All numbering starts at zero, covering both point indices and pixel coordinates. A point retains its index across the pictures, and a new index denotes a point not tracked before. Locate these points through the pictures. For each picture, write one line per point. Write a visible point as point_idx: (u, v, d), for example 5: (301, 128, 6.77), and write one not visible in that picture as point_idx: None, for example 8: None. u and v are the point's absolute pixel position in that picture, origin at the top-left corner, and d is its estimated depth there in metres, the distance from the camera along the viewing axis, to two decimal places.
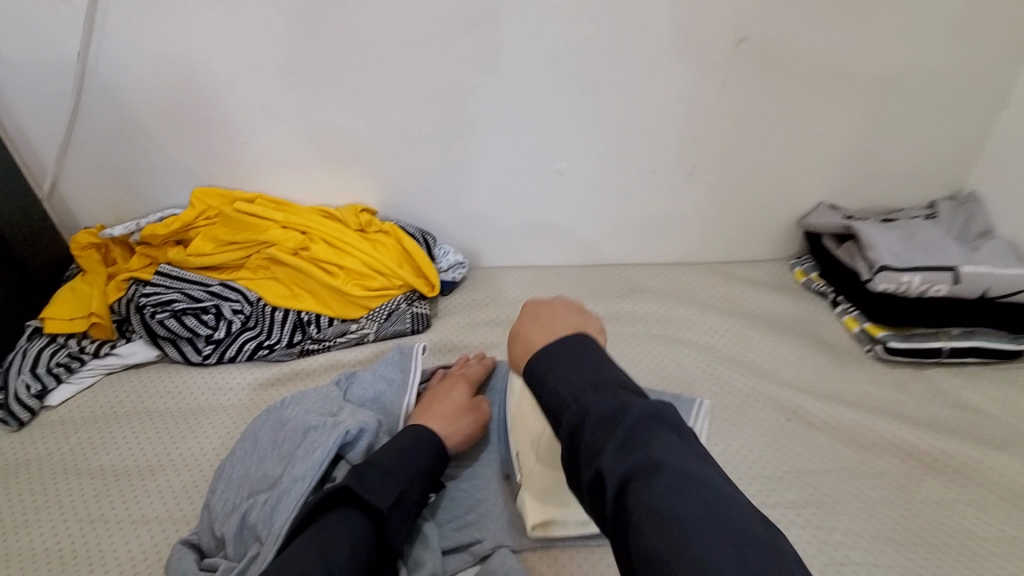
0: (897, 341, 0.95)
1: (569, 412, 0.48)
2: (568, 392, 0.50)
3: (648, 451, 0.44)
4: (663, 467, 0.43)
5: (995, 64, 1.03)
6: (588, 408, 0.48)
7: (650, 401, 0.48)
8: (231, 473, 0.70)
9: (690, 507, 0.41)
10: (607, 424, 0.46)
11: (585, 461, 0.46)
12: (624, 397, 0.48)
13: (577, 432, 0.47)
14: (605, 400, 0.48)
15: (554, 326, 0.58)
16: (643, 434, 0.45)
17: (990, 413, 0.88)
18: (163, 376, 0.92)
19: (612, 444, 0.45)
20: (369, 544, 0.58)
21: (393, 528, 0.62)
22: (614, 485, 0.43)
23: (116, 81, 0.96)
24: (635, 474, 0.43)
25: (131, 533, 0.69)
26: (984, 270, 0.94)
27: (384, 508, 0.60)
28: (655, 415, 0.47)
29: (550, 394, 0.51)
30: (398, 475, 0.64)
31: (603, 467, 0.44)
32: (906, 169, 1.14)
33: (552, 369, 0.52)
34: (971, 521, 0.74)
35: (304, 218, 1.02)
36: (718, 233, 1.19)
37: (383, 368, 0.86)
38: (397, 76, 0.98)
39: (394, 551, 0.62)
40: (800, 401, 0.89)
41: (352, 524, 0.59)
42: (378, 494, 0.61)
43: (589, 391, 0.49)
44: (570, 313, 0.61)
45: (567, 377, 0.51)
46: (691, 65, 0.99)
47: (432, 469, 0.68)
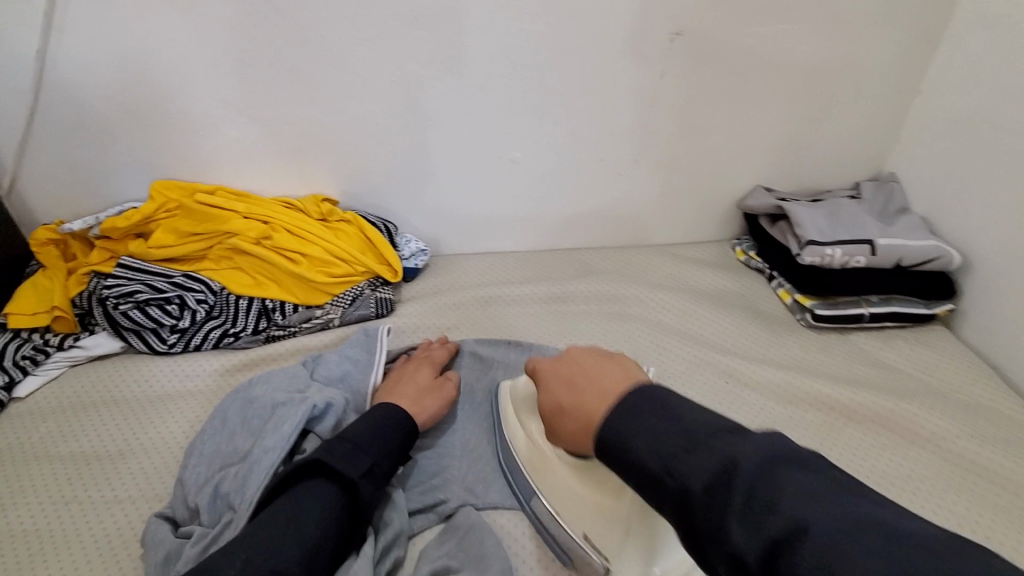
0: (823, 309, 1.04)
1: (667, 486, 0.47)
2: (658, 462, 0.48)
3: (781, 512, 0.41)
4: (805, 526, 0.40)
5: (906, 57, 1.14)
6: (686, 479, 0.46)
7: (754, 439, 0.46)
8: (202, 449, 0.73)
9: (850, 563, 0.37)
10: (721, 487, 0.44)
11: (708, 536, 0.43)
12: (721, 447, 0.46)
13: (684, 505, 0.45)
14: (701, 463, 0.46)
15: (606, 385, 0.59)
16: (763, 485, 0.42)
17: (903, 369, 0.99)
18: (129, 367, 0.93)
19: (734, 509, 0.42)
20: (338, 509, 0.62)
21: (365, 496, 0.65)
22: (757, 563, 0.40)
23: (72, 76, 0.97)
24: (778, 545, 0.40)
25: (106, 511, 0.72)
26: (897, 243, 1.05)
27: (355, 477, 0.64)
28: (767, 458, 0.44)
29: (637, 466, 0.50)
30: (368, 447, 0.68)
31: (733, 544, 0.41)
32: (833, 153, 1.24)
33: (626, 439, 0.51)
34: (885, 463, 0.84)
35: (265, 208, 1.05)
36: (666, 216, 1.27)
37: (348, 348, 0.90)
38: (354, 70, 1.02)
39: (366, 517, 0.65)
40: (738, 366, 0.98)
41: (322, 492, 0.62)
42: (349, 465, 0.65)
43: (681, 454, 0.47)
44: (615, 364, 0.63)
45: (649, 442, 0.49)
46: (634, 57, 1.06)
47: (400, 443, 0.72)
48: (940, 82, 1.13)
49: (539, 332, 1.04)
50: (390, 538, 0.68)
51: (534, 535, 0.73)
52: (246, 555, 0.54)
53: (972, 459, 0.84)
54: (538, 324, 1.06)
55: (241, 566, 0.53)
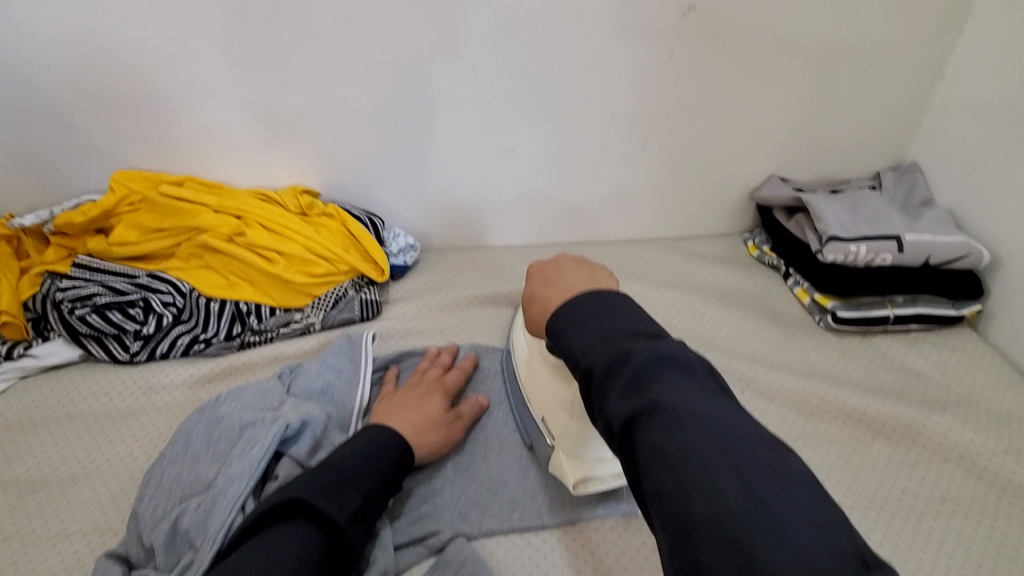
0: (845, 311, 0.97)
1: (581, 367, 0.49)
2: (580, 347, 0.50)
3: (650, 392, 0.43)
4: (660, 405, 0.42)
5: (934, 35, 1.05)
6: (591, 361, 0.48)
7: (658, 342, 0.47)
8: (161, 477, 0.64)
9: (687, 440, 0.40)
10: (613, 370, 0.46)
11: (598, 411, 0.46)
12: (631, 343, 0.47)
13: (586, 386, 0.48)
14: (607, 351, 0.48)
15: (570, 283, 0.60)
16: (648, 374, 0.44)
17: (930, 376, 0.91)
18: (88, 378, 0.84)
19: (616, 389, 0.45)
20: (321, 559, 0.55)
21: (351, 541, 0.57)
22: (621, 428, 0.43)
23: (19, 54, 0.88)
24: (637, 416, 0.43)
25: (52, 548, 0.64)
26: (925, 239, 0.97)
27: (342, 521, 0.57)
28: (659, 357, 0.45)
29: (567, 351, 0.51)
30: (360, 483, 0.60)
31: (609, 414, 0.44)
32: (851, 140, 1.16)
33: (567, 330, 0.52)
34: (914, 482, 0.77)
35: (238, 202, 0.96)
36: (672, 208, 1.18)
37: (330, 358, 0.82)
38: (333, 47, 0.92)
39: (351, 563, 0.58)
40: (753, 372, 0.90)
41: (305, 538, 0.54)
42: (335, 504, 0.57)
43: (596, 345, 0.49)
44: (582, 269, 0.63)
45: (581, 334, 0.51)
46: (641, 35, 0.97)
47: (394, 474, 0.64)
48: (971, 63, 1.04)
49: None
50: None
51: (534, 569, 0.65)
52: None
53: (1009, 478, 0.77)
54: None
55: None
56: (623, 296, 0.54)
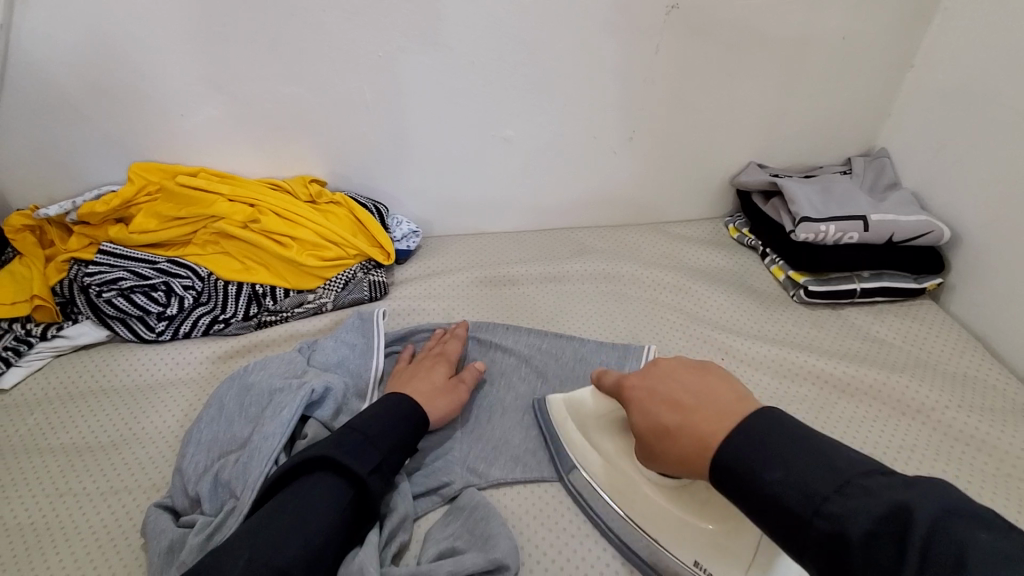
0: (816, 286, 1.05)
1: (818, 529, 0.45)
2: (804, 502, 0.46)
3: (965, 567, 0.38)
4: (911, 508, 0.42)
5: (896, 30, 1.13)
6: (845, 523, 0.43)
7: (920, 487, 0.43)
8: (199, 438, 0.71)
9: (959, 557, 0.39)
10: (890, 538, 0.41)
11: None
12: (883, 493, 0.44)
13: (838, 550, 0.43)
14: (856, 509, 0.44)
15: (723, 406, 0.55)
16: (937, 538, 0.40)
17: (894, 343, 1.00)
18: (116, 356, 0.90)
19: (909, 565, 0.40)
20: (348, 506, 0.61)
21: (373, 490, 0.64)
22: (858, 543, 0.42)
23: (42, 53, 0.93)
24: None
25: (102, 503, 0.70)
26: (889, 218, 1.05)
27: (363, 473, 0.63)
28: (943, 513, 0.41)
29: (771, 508, 0.48)
30: (378, 440, 0.67)
31: (846, 529, 0.43)
32: (824, 128, 1.24)
33: (761, 468, 0.49)
34: (877, 434, 0.85)
35: (251, 191, 1.02)
36: (657, 194, 1.26)
37: (344, 334, 0.88)
38: (341, 44, 0.98)
39: (373, 510, 0.65)
40: (733, 342, 0.98)
41: (331, 487, 0.61)
42: (355, 459, 0.64)
43: (818, 479, 0.46)
44: (716, 380, 0.59)
45: (783, 477, 0.48)
46: (628, 31, 1.04)
47: (410, 434, 0.71)
48: (932, 56, 1.13)
49: (538, 315, 1.03)
50: (396, 521, 0.68)
51: (538, 513, 0.73)
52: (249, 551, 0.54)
53: (961, 429, 0.86)
54: (536, 305, 1.05)
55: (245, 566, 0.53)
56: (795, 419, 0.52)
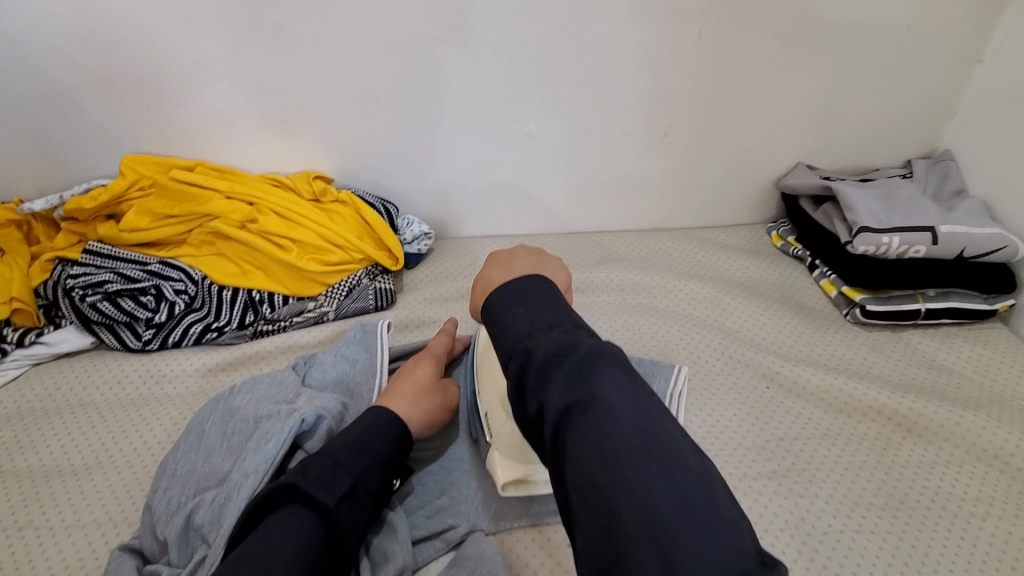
0: (874, 304, 0.93)
1: (514, 362, 0.45)
2: (523, 330, 0.46)
3: (592, 389, 0.41)
4: (606, 407, 0.40)
5: (971, 17, 1.00)
6: (536, 344, 0.44)
7: (613, 377, 0.42)
8: (175, 470, 0.63)
9: (622, 458, 0.38)
10: (551, 365, 0.42)
11: (531, 393, 0.43)
12: (597, 385, 0.41)
13: (521, 369, 0.44)
14: (552, 339, 0.44)
15: (511, 269, 0.55)
16: (591, 366, 0.42)
17: (963, 373, 0.88)
18: (99, 365, 0.83)
19: (557, 380, 0.42)
20: (314, 544, 0.52)
21: (343, 521, 0.55)
22: (552, 422, 0.41)
23: (27, 36, 0.85)
24: (575, 414, 0.40)
25: (65, 539, 0.63)
26: (961, 230, 0.93)
27: (329, 502, 0.54)
28: (602, 352, 0.43)
29: (502, 333, 0.47)
30: (349, 461, 0.58)
31: (544, 401, 0.41)
32: (882, 127, 1.11)
33: (510, 305, 0.48)
34: (948, 482, 0.74)
35: (250, 187, 0.94)
36: (691, 197, 1.15)
37: (344, 347, 0.79)
38: (348, 28, 0.89)
39: (349, 545, 0.56)
40: (778, 367, 0.87)
41: (292, 521, 0.53)
42: (323, 486, 0.55)
43: (545, 330, 0.45)
44: (533, 262, 0.57)
45: (524, 316, 0.47)
46: (666, 16, 0.93)
47: (392, 453, 0.62)
48: (1013, 46, 0.99)
49: None
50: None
51: (554, 567, 0.64)
52: None
53: None
54: None
55: None
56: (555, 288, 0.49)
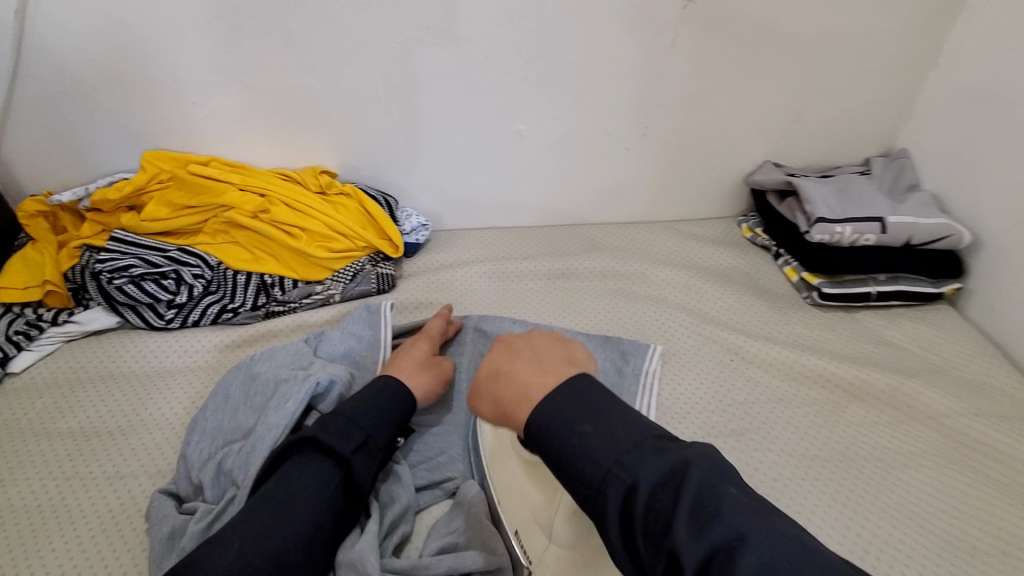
0: (830, 287, 1.03)
1: (610, 497, 0.45)
2: (609, 455, 0.46)
3: (723, 521, 0.41)
4: (743, 535, 0.40)
5: (920, 28, 1.10)
6: (636, 474, 0.45)
7: (730, 496, 0.43)
8: (204, 425, 0.71)
9: None
10: (668, 493, 0.43)
11: (651, 544, 0.42)
12: (731, 515, 0.41)
13: (628, 504, 0.44)
14: (650, 462, 0.45)
15: (547, 366, 0.56)
16: (709, 495, 0.43)
17: (908, 348, 0.98)
18: (126, 342, 0.91)
19: (682, 516, 0.42)
20: (332, 485, 0.61)
21: (359, 472, 0.63)
22: (693, 571, 0.40)
23: (57, 40, 0.93)
24: (715, 554, 0.40)
25: (107, 489, 0.71)
26: (908, 221, 1.03)
27: (346, 453, 0.62)
28: (714, 471, 0.44)
29: (581, 455, 0.47)
30: (362, 420, 0.66)
31: (676, 545, 0.40)
32: (842, 127, 1.21)
33: (576, 422, 0.49)
34: (889, 440, 0.83)
35: (262, 180, 1.03)
36: (668, 190, 1.24)
37: (351, 324, 0.88)
38: (353, 34, 0.97)
39: (365, 492, 0.64)
40: (743, 342, 0.97)
41: (314, 466, 0.61)
42: (341, 439, 0.63)
43: (631, 451, 0.46)
44: (558, 352, 0.59)
45: (596, 431, 0.48)
46: (643, 25, 1.02)
47: (399, 413, 0.70)
48: (957, 54, 1.10)
49: (545, 311, 1.02)
50: (396, 514, 0.68)
51: None
52: (243, 538, 0.54)
53: (976, 438, 0.83)
54: (543, 300, 1.04)
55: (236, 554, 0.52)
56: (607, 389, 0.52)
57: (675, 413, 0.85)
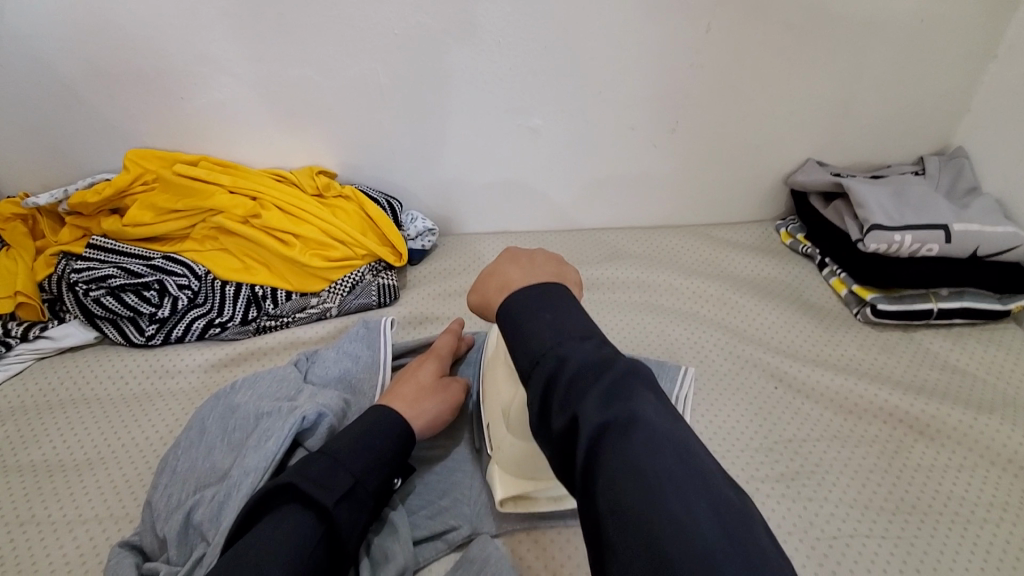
0: (886, 304, 0.92)
1: (541, 369, 0.44)
2: (553, 338, 0.46)
3: (628, 405, 0.40)
4: (641, 422, 0.39)
5: (988, 11, 0.97)
6: (568, 355, 0.44)
7: (646, 395, 0.42)
8: (177, 466, 0.63)
9: (666, 482, 0.37)
10: (589, 376, 0.42)
11: (559, 409, 0.42)
12: (638, 405, 0.41)
13: (552, 378, 0.43)
14: (587, 349, 0.44)
15: (536, 272, 0.54)
16: (625, 386, 0.42)
17: (976, 375, 0.86)
18: (103, 361, 0.83)
19: (594, 392, 0.41)
20: (311, 546, 0.51)
21: (343, 524, 0.54)
22: (587, 439, 0.39)
23: (31, 30, 0.85)
24: (609, 428, 0.39)
25: (66, 535, 0.62)
26: (975, 229, 0.91)
27: (328, 502, 0.53)
28: (637, 371, 0.43)
29: (528, 337, 0.46)
30: (350, 461, 0.57)
31: (580, 413, 0.40)
32: (895, 123, 1.09)
33: (541, 309, 0.48)
34: (960, 486, 0.72)
35: (254, 182, 0.94)
36: (699, 193, 1.13)
37: (347, 344, 0.79)
38: (353, 22, 0.88)
39: (350, 548, 0.55)
40: (786, 366, 0.86)
41: (289, 522, 0.52)
42: (324, 486, 0.54)
43: (575, 338, 0.45)
44: (553, 263, 0.57)
45: (552, 321, 0.47)
46: (675, 9, 0.91)
47: (395, 454, 0.61)
48: None
49: None
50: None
51: (557, 568, 0.64)
52: None
53: None
54: None
55: None
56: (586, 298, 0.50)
57: (711, 450, 0.75)
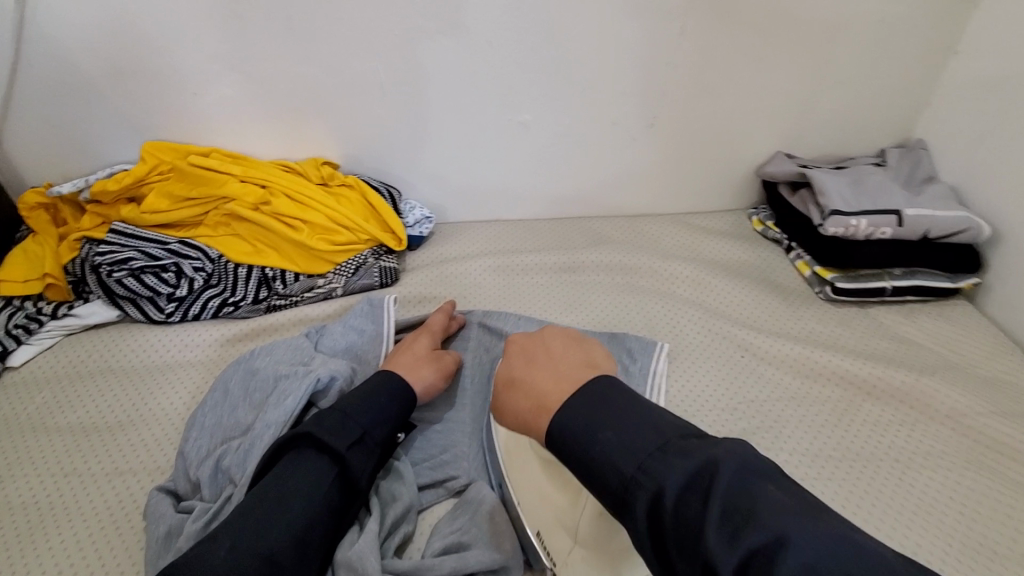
0: (844, 282, 1.00)
1: (639, 501, 0.42)
2: (628, 461, 0.44)
3: (759, 523, 0.38)
4: (784, 537, 0.37)
5: (939, 14, 1.06)
6: (661, 481, 0.42)
7: (766, 494, 0.40)
8: (203, 422, 0.70)
9: None
10: (698, 498, 0.40)
11: (682, 552, 0.39)
12: (767, 516, 0.38)
13: (656, 513, 0.41)
14: (674, 466, 0.42)
15: (566, 371, 0.55)
16: (739, 494, 0.40)
17: (925, 345, 0.95)
18: (126, 336, 0.90)
19: (711, 521, 0.38)
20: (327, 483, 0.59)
21: (355, 467, 0.62)
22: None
23: (54, 29, 0.91)
24: (755, 556, 0.36)
25: (105, 485, 0.70)
26: (926, 214, 1.00)
27: (340, 448, 0.61)
28: (745, 468, 0.41)
29: (600, 467, 0.45)
30: (359, 415, 0.65)
31: (710, 552, 0.37)
32: (858, 117, 1.17)
33: (593, 432, 0.47)
34: (904, 439, 0.81)
35: (262, 172, 1.01)
36: (678, 182, 1.21)
37: (352, 319, 0.86)
38: (355, 22, 0.95)
39: (361, 489, 0.62)
40: (753, 338, 0.94)
41: (306, 465, 0.59)
42: (337, 434, 0.62)
43: (654, 456, 0.43)
44: (571, 350, 0.59)
45: (614, 436, 0.46)
46: (652, 11, 0.99)
47: (399, 410, 0.69)
48: (978, 41, 1.06)
49: (550, 305, 1.00)
50: (397, 514, 0.66)
51: None
52: (234, 535, 0.52)
53: (993, 436, 0.81)
54: (549, 295, 1.02)
55: (228, 553, 0.50)
56: (625, 387, 0.51)
57: (683, 411, 0.84)
